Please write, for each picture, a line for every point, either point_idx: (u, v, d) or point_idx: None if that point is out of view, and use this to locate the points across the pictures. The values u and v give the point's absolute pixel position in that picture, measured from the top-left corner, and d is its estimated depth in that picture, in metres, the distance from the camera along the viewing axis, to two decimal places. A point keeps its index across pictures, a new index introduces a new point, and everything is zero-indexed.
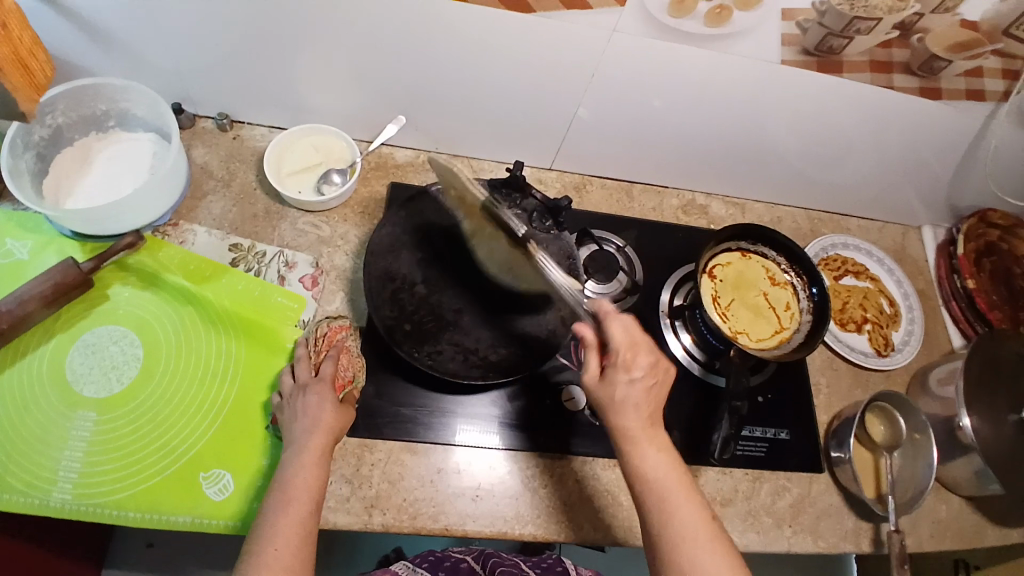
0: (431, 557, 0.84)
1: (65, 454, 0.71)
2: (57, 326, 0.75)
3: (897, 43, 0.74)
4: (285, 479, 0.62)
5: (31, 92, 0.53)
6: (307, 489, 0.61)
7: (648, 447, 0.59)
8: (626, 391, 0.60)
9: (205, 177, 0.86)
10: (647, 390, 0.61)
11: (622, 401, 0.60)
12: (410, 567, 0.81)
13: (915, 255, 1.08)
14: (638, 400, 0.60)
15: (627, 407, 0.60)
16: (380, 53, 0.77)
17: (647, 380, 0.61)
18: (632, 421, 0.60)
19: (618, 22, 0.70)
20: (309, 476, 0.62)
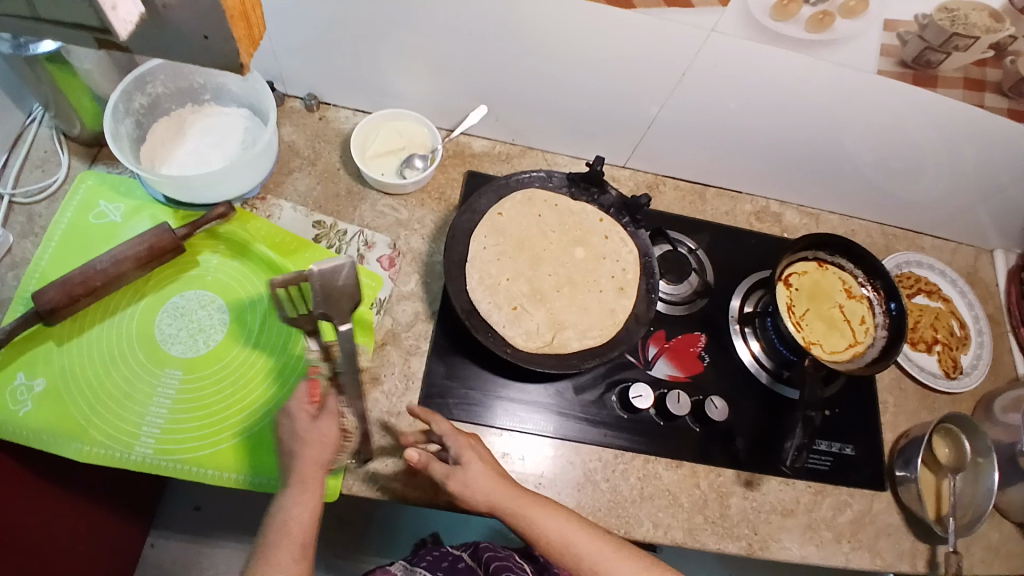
0: (430, 556, 0.86)
1: (149, 410, 0.73)
2: (147, 287, 0.78)
3: (992, 62, 0.73)
4: (281, 514, 0.61)
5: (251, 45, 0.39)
6: (300, 527, 0.60)
7: (523, 505, 0.64)
8: (458, 480, 0.63)
9: (291, 155, 0.89)
10: (479, 464, 0.65)
11: (468, 488, 0.63)
12: (408, 567, 0.83)
13: (987, 278, 1.05)
14: (476, 475, 0.64)
15: (471, 487, 0.63)
16: (474, 44, 0.79)
17: (473, 455, 0.65)
18: (493, 490, 0.64)
19: (719, 22, 0.70)
20: (303, 512, 0.61)
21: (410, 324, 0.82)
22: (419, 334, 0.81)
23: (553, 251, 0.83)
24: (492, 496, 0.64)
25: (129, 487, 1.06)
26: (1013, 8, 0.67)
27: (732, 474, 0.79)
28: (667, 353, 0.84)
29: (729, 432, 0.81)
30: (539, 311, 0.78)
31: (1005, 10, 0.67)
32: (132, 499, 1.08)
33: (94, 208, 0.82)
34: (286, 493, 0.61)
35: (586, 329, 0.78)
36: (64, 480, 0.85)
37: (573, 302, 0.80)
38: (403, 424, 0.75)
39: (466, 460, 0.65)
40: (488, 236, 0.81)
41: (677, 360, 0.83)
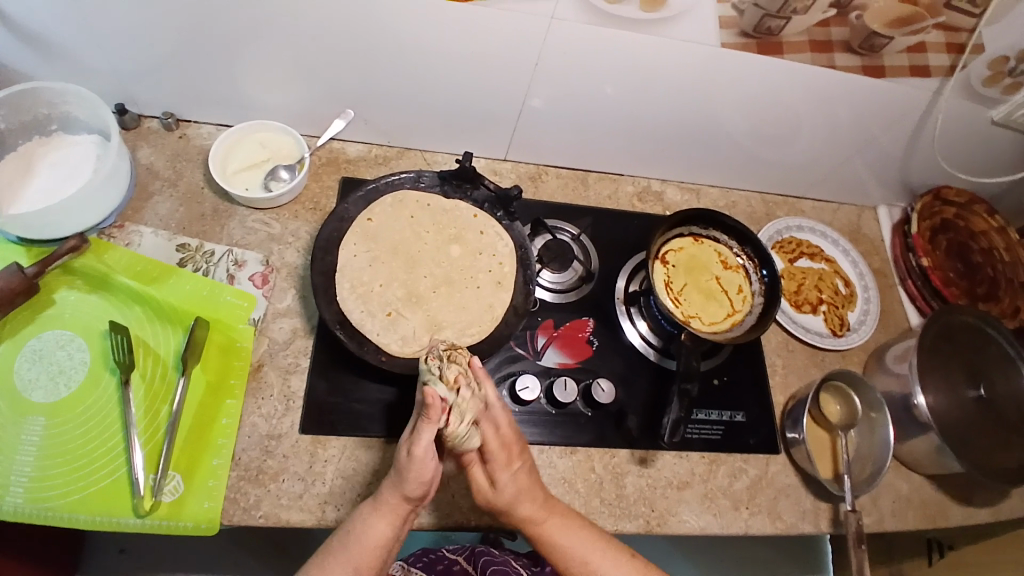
0: (425, 557, 0.88)
1: (13, 461, 0.69)
2: (1, 332, 0.74)
3: (836, 22, 0.75)
4: (355, 532, 0.61)
5: None
6: (375, 544, 0.61)
7: (553, 523, 0.67)
8: (506, 487, 0.65)
9: (150, 178, 0.85)
10: (524, 476, 0.67)
11: (506, 492, 0.65)
12: (406, 567, 0.84)
13: (870, 234, 1.08)
14: (519, 486, 0.66)
15: (508, 494, 0.65)
16: (319, 45, 0.76)
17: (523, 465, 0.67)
18: (529, 509, 0.66)
19: (557, 9, 0.70)
20: (380, 531, 0.61)
21: (288, 341, 0.80)
22: (298, 350, 0.79)
23: (428, 251, 0.82)
24: (530, 510, 0.66)
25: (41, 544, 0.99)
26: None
27: (627, 454, 0.80)
28: (555, 341, 0.84)
29: (621, 412, 0.82)
30: (416, 313, 0.77)
31: None
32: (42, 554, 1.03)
33: None
34: (365, 510, 0.62)
35: (464, 327, 0.77)
36: None
37: (452, 300, 0.79)
38: (286, 446, 0.74)
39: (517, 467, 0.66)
40: (359, 242, 0.80)
41: (566, 347, 0.84)
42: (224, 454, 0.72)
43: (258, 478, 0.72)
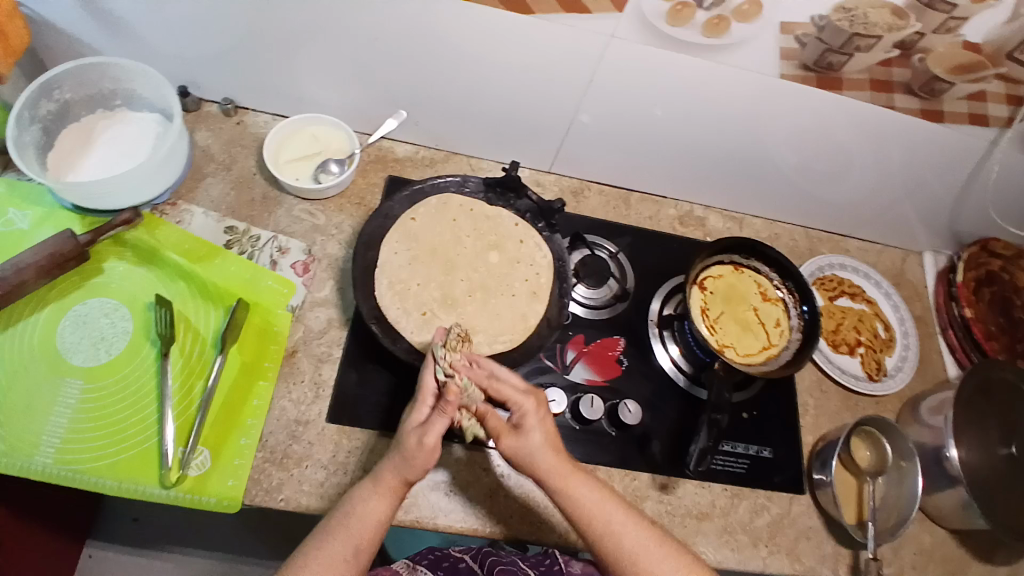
0: (431, 555, 0.86)
1: (48, 420, 0.71)
2: (50, 295, 0.76)
3: (898, 62, 0.72)
4: (350, 506, 0.61)
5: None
6: (369, 520, 0.60)
7: (578, 482, 0.64)
8: (531, 435, 0.65)
9: (205, 161, 0.87)
10: (547, 429, 0.66)
11: (530, 445, 0.65)
12: (410, 565, 0.83)
13: (915, 280, 1.05)
14: (544, 438, 0.66)
15: (532, 446, 0.65)
16: (379, 46, 0.78)
17: (543, 422, 0.66)
18: (550, 459, 0.65)
19: (617, 28, 0.70)
20: (376, 506, 0.61)
21: (322, 330, 0.81)
22: (332, 341, 0.81)
23: (467, 255, 0.83)
24: (556, 465, 0.64)
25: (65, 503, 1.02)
26: (917, 4, 0.65)
27: (648, 478, 0.79)
28: (585, 357, 0.83)
29: (646, 434, 0.81)
30: (450, 316, 0.78)
31: (907, 7, 0.65)
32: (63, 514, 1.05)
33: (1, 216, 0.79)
34: (362, 487, 0.63)
35: (496, 334, 0.77)
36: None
37: (486, 306, 0.80)
38: (311, 433, 0.75)
39: (539, 420, 0.66)
40: (400, 240, 0.81)
41: (595, 364, 0.83)
42: (252, 434, 0.73)
43: (283, 461, 0.73)
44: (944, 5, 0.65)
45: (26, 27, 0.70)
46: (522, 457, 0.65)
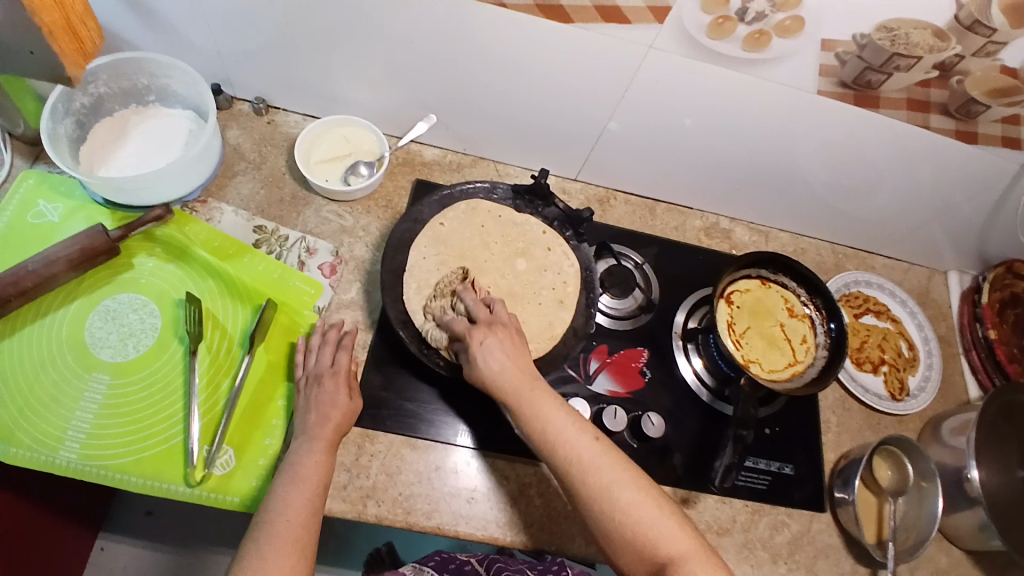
0: (437, 557, 0.84)
1: (75, 414, 0.71)
2: (80, 289, 0.77)
3: (936, 83, 0.71)
4: (293, 461, 0.67)
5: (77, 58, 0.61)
6: (312, 472, 0.66)
7: (528, 393, 0.61)
8: (488, 361, 0.63)
9: (236, 159, 0.88)
10: (505, 348, 0.64)
11: (485, 365, 0.63)
12: (416, 567, 0.82)
13: (939, 299, 1.04)
14: (500, 358, 0.63)
15: (489, 367, 0.63)
16: (415, 50, 0.78)
17: (497, 342, 0.64)
18: (509, 376, 0.62)
19: (656, 40, 0.70)
20: (317, 461, 0.67)
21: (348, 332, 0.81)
22: (357, 343, 0.81)
23: (494, 262, 0.83)
24: (510, 381, 0.62)
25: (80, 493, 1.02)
26: (959, 27, 0.64)
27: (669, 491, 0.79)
28: (608, 367, 0.83)
29: (668, 447, 0.81)
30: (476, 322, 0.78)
31: (949, 28, 0.65)
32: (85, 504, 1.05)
33: (33, 207, 0.80)
34: (300, 446, 0.69)
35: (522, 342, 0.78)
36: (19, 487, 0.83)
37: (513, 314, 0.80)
38: None
39: (499, 341, 0.65)
40: (427, 246, 0.81)
41: (619, 375, 0.83)
42: (276, 434, 0.74)
43: None
44: (986, 29, 0.64)
45: (98, 28, 0.63)
46: (485, 381, 0.63)
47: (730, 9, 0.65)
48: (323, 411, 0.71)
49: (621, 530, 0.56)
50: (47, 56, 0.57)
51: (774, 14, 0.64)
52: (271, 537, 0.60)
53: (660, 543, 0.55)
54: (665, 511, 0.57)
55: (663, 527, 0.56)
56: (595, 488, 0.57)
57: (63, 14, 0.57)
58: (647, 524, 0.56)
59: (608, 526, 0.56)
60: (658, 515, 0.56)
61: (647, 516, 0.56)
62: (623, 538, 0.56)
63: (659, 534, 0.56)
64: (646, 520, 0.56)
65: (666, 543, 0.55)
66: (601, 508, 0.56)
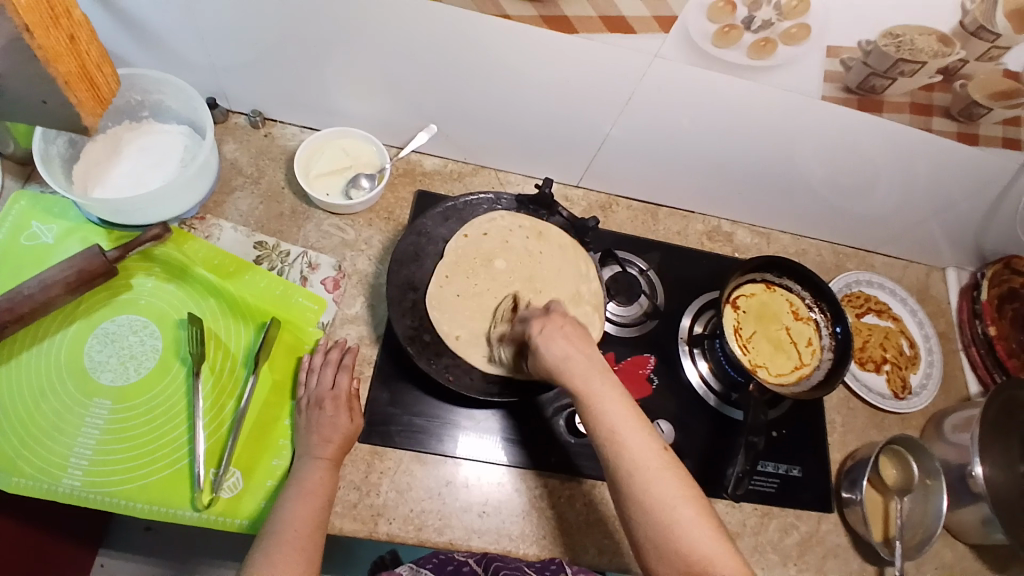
0: (434, 560, 0.71)
1: (77, 441, 0.70)
2: (78, 312, 0.75)
3: (940, 87, 0.72)
4: (296, 474, 0.67)
5: (93, 108, 0.50)
6: (316, 486, 0.66)
7: (597, 385, 0.58)
8: (553, 350, 0.60)
9: (233, 173, 0.86)
10: (568, 337, 0.62)
11: (548, 353, 0.61)
12: (413, 568, 0.71)
13: (937, 296, 1.06)
14: (564, 346, 0.61)
15: (553, 356, 0.60)
16: (416, 62, 0.77)
17: (557, 330, 0.62)
18: (576, 365, 0.59)
19: (662, 47, 0.70)
20: (322, 474, 0.67)
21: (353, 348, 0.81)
22: (363, 359, 0.80)
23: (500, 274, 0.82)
24: (577, 373, 0.58)
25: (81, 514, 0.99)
26: (963, 32, 0.65)
27: None
28: (616, 375, 0.84)
29: (677, 454, 0.81)
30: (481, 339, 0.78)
31: (954, 34, 0.65)
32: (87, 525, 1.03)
33: (26, 229, 0.78)
34: (303, 461, 0.68)
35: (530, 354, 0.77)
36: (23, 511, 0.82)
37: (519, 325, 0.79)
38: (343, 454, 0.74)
39: (560, 330, 0.63)
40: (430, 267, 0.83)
41: (626, 383, 0.83)
42: (284, 455, 0.73)
43: None
44: (990, 34, 0.65)
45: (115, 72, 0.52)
46: (547, 369, 0.60)
47: (737, 18, 0.65)
48: (325, 427, 0.70)
49: (673, 542, 0.53)
50: (62, 109, 0.47)
51: (780, 22, 0.64)
52: (276, 547, 0.60)
53: (712, 563, 0.52)
54: (715, 531, 0.54)
55: (712, 548, 0.53)
56: (654, 497, 0.53)
57: (78, 60, 0.47)
58: (698, 543, 0.53)
59: (657, 538, 0.53)
60: (707, 534, 0.53)
61: (695, 533, 0.53)
62: (674, 551, 0.52)
63: (710, 553, 0.52)
64: (697, 539, 0.53)
65: (719, 564, 0.52)
66: (653, 515, 0.53)
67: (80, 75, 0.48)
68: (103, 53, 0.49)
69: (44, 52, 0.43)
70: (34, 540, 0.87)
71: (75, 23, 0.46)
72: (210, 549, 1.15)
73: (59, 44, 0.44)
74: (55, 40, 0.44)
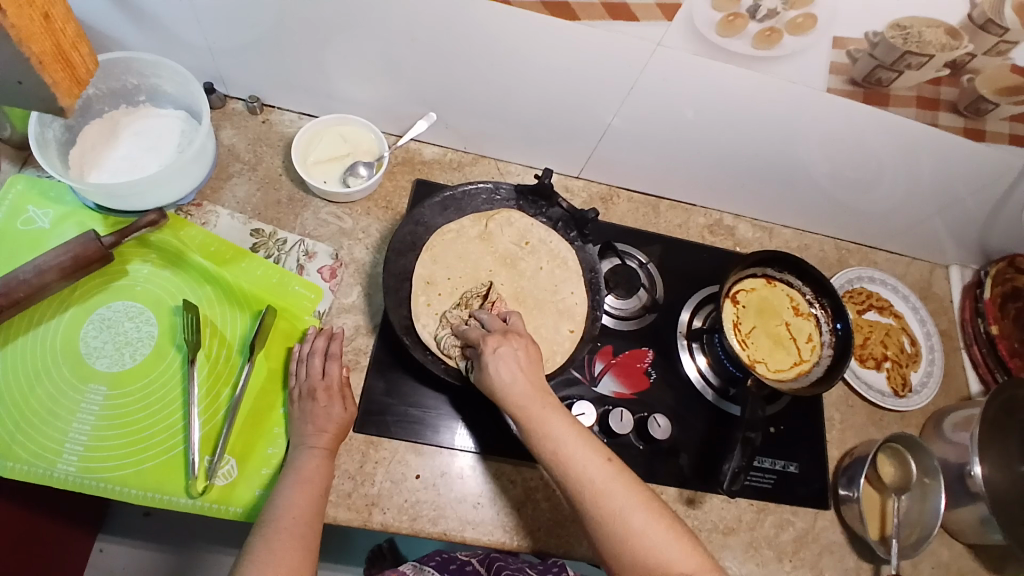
0: (438, 557, 0.80)
1: (73, 427, 0.70)
2: (73, 297, 0.75)
3: (947, 81, 0.71)
4: (292, 464, 0.67)
5: (69, 87, 0.52)
6: (312, 475, 0.66)
7: (539, 407, 0.59)
8: (499, 370, 0.61)
9: (231, 159, 0.86)
10: (517, 358, 0.62)
11: (497, 375, 0.61)
12: (418, 566, 0.78)
13: (940, 293, 1.05)
14: (513, 369, 0.61)
15: (501, 378, 0.61)
16: (414, 48, 0.75)
17: (509, 350, 0.62)
18: (515, 390, 0.60)
19: (664, 36, 0.68)
20: (318, 464, 0.67)
21: (350, 337, 0.80)
22: (359, 348, 0.80)
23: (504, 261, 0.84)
24: (521, 396, 0.59)
25: (79, 495, 0.99)
26: (972, 25, 0.64)
27: (676, 492, 0.79)
28: (613, 368, 0.83)
29: (673, 448, 0.80)
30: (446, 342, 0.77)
31: (962, 27, 0.64)
32: (88, 507, 1.03)
33: (22, 213, 0.77)
34: (299, 450, 0.68)
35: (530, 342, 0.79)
36: (21, 495, 0.82)
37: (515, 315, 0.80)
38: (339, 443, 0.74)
39: (512, 350, 0.63)
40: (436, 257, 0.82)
41: (624, 377, 0.83)
42: (279, 443, 0.73)
43: None
44: (998, 27, 0.63)
45: (93, 53, 0.54)
46: (492, 389, 0.62)
47: (742, 7, 0.64)
48: (320, 418, 0.70)
49: (632, 549, 0.53)
50: (38, 88, 0.49)
51: (786, 12, 0.63)
52: (272, 536, 0.60)
53: (672, 567, 0.53)
54: (670, 532, 0.54)
55: (673, 551, 0.53)
56: (605, 509, 0.54)
57: (54, 41, 0.48)
58: (657, 545, 0.53)
59: (614, 545, 0.54)
60: (664, 536, 0.54)
61: (659, 539, 0.54)
62: (634, 557, 0.53)
63: (673, 557, 0.53)
64: (655, 544, 0.53)
65: (678, 565, 0.53)
66: (609, 527, 0.54)
67: (55, 55, 0.49)
68: (80, 33, 0.51)
69: (18, 31, 0.44)
70: (33, 524, 0.87)
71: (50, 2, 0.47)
72: (207, 533, 1.15)
73: (33, 23, 0.45)
74: (29, 18, 0.45)
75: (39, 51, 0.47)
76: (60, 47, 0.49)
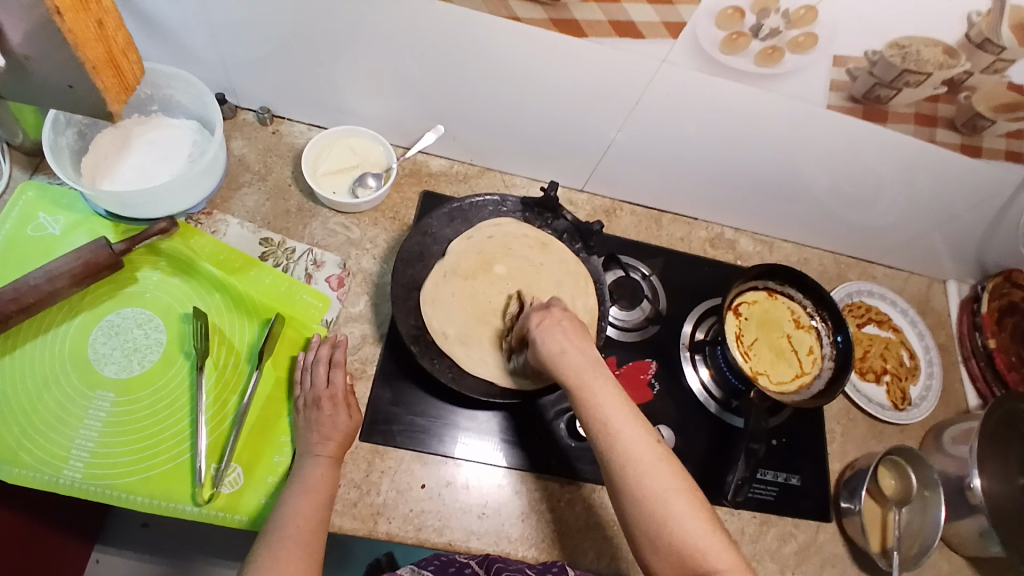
0: (437, 559, 0.70)
1: (80, 433, 0.70)
2: (82, 304, 0.75)
3: (945, 99, 0.73)
4: (300, 473, 0.67)
5: (119, 94, 0.49)
6: (318, 484, 0.66)
7: (594, 382, 0.58)
8: (549, 341, 0.61)
9: (241, 170, 0.87)
10: (566, 332, 0.62)
11: (546, 347, 0.61)
12: (414, 569, 0.68)
13: (938, 308, 1.06)
14: (562, 341, 0.61)
15: (549, 348, 0.61)
16: (425, 63, 0.77)
17: (561, 324, 0.62)
18: (568, 362, 0.59)
19: (670, 54, 0.70)
20: (324, 472, 0.68)
21: (357, 346, 0.81)
22: (366, 357, 0.80)
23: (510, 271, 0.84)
24: (572, 365, 0.59)
25: (78, 504, 0.98)
26: (970, 45, 0.65)
27: None
28: (617, 380, 0.84)
29: (677, 460, 0.81)
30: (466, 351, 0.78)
31: (960, 47, 0.66)
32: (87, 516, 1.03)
33: (33, 220, 0.78)
34: (306, 458, 0.69)
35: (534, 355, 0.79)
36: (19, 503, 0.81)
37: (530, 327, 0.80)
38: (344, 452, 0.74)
39: (558, 326, 0.63)
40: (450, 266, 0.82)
41: (628, 388, 0.84)
42: (285, 451, 0.73)
43: None
44: (995, 47, 0.65)
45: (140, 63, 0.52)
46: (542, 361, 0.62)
47: (745, 25, 0.66)
48: (326, 428, 0.70)
49: (668, 532, 0.53)
50: (88, 93, 0.46)
51: (788, 31, 0.65)
52: (277, 545, 0.60)
53: (702, 555, 0.52)
54: (709, 521, 0.54)
55: (708, 540, 0.53)
56: (649, 491, 0.53)
57: (107, 47, 0.46)
58: (693, 536, 0.53)
59: (648, 526, 0.53)
60: (701, 525, 0.53)
61: (696, 529, 0.53)
62: (665, 538, 0.53)
63: (704, 544, 0.53)
64: (692, 531, 0.53)
65: (710, 555, 0.52)
66: (649, 508, 0.53)
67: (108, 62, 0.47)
68: (133, 43, 0.49)
69: (74, 36, 0.42)
70: (28, 533, 0.86)
71: (106, 10, 0.45)
72: (209, 545, 1.15)
73: (88, 30, 0.43)
74: (86, 25, 0.43)
75: (92, 56, 0.44)
76: (111, 54, 0.47)
